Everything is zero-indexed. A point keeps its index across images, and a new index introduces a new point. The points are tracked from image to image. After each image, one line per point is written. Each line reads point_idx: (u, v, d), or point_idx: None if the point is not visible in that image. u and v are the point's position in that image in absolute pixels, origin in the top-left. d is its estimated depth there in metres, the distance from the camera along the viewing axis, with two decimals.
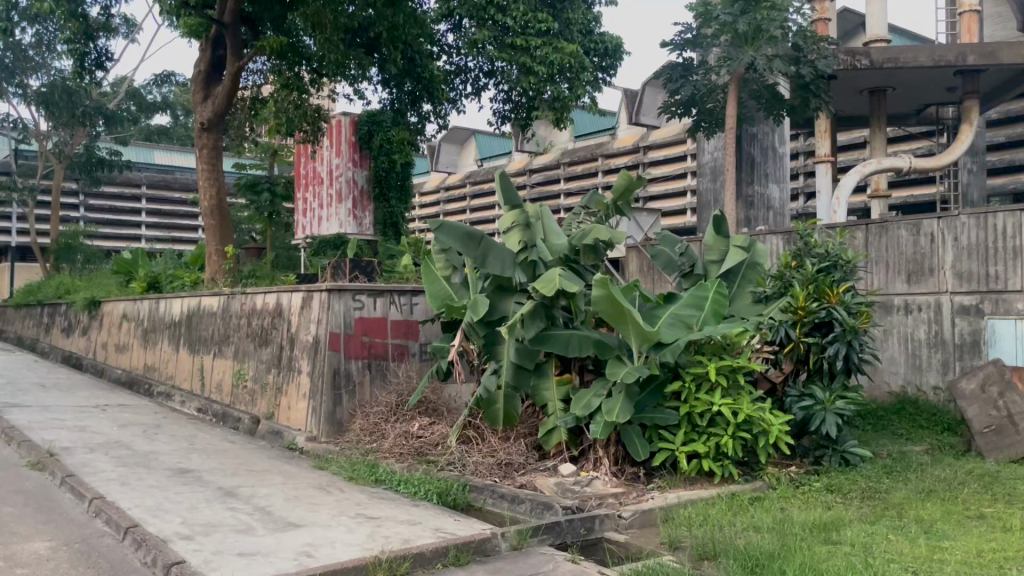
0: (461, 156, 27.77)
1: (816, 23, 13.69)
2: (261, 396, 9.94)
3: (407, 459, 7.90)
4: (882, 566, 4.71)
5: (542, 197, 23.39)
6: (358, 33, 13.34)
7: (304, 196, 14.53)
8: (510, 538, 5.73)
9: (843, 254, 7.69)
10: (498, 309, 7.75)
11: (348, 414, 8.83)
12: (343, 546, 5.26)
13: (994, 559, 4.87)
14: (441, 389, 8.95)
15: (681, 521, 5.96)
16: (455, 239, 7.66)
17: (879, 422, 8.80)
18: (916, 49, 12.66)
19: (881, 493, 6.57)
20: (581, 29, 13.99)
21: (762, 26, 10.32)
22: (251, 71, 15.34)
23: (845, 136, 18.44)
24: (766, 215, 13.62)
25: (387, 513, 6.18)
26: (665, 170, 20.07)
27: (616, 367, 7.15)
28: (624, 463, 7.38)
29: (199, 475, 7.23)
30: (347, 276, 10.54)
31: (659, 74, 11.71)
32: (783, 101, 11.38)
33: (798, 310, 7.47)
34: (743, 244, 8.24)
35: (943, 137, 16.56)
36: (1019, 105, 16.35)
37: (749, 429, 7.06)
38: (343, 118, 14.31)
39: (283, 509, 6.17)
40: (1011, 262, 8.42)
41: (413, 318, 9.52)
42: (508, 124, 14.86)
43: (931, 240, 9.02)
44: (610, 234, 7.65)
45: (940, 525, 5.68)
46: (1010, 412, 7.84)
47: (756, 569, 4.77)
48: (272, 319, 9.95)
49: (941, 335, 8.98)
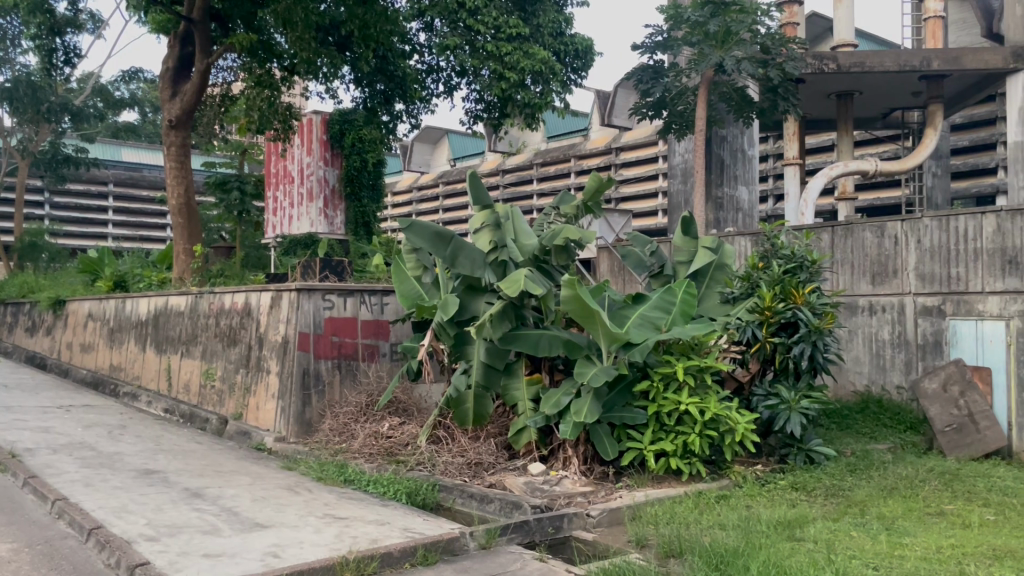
0: (434, 155, 27.74)
1: (785, 27, 13.85)
2: (229, 396, 9.86)
3: (377, 459, 7.87)
4: (845, 563, 4.78)
5: (516, 198, 23.34)
6: (329, 31, 13.30)
7: (275, 195, 14.23)
8: (479, 538, 5.75)
9: (809, 255, 7.84)
10: (469, 309, 7.76)
11: (317, 414, 8.79)
12: (310, 546, 5.24)
13: (953, 555, 4.98)
14: (412, 389, 8.94)
15: (649, 519, 6.02)
16: (424, 240, 7.63)
17: (843, 422, 8.92)
18: (882, 53, 12.88)
19: (845, 491, 6.67)
20: (552, 31, 14.02)
21: (731, 27, 10.48)
22: (222, 68, 15.26)
23: (814, 139, 18.67)
24: (736, 216, 13.76)
25: (356, 513, 6.16)
26: (637, 171, 20.17)
27: (585, 367, 7.20)
28: (594, 462, 7.43)
29: (165, 476, 7.16)
30: (316, 276, 10.33)
31: (630, 76, 11.62)
32: (752, 104, 11.46)
33: (765, 311, 7.63)
34: (711, 245, 8.33)
35: (909, 141, 16.73)
36: (983, 110, 16.64)
37: (716, 428, 7.15)
38: (314, 117, 14.17)
39: (250, 510, 6.14)
40: (972, 264, 8.58)
41: (385, 318, 9.48)
42: (480, 124, 14.86)
43: (895, 243, 9.17)
44: (580, 234, 7.64)
45: (902, 522, 5.79)
46: (971, 412, 8.21)
47: (721, 565, 4.82)
48: (240, 319, 9.87)
49: (905, 336, 9.13)
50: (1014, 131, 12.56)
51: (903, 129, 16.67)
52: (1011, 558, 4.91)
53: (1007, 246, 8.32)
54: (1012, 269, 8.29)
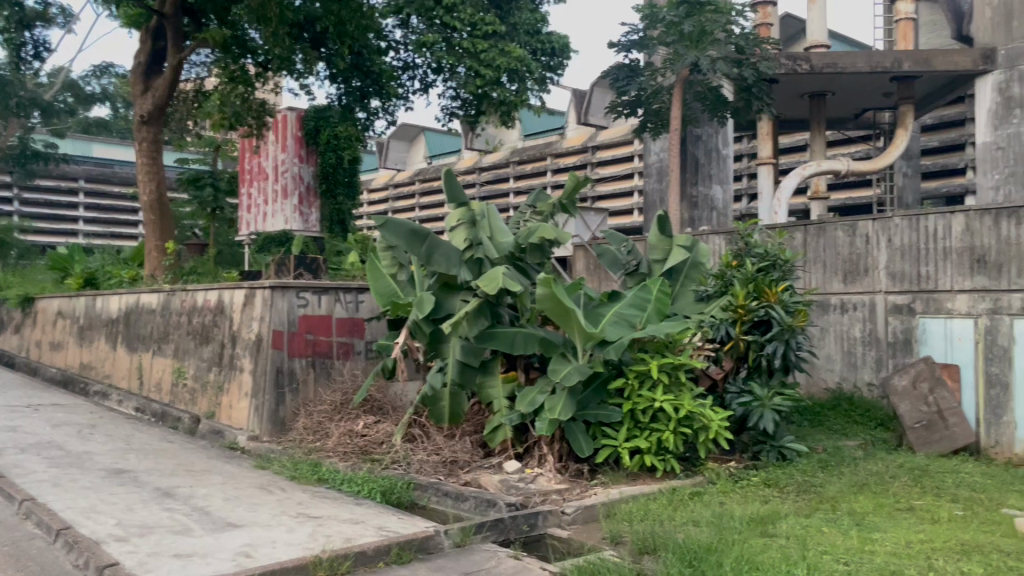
0: (410, 153, 27.61)
1: (759, 27, 13.95)
2: (202, 395, 9.77)
3: (351, 458, 7.82)
4: (817, 558, 4.83)
5: (492, 196, 23.33)
6: (305, 27, 13.19)
7: (248, 191, 13.75)
8: (453, 536, 5.74)
9: (782, 254, 7.91)
10: (444, 307, 7.75)
11: (291, 413, 8.74)
12: (283, 546, 5.20)
13: (922, 550, 5.04)
14: (387, 387, 8.89)
15: (623, 516, 6.04)
16: (400, 237, 7.67)
17: (815, 418, 9.01)
18: (854, 54, 13.03)
19: (817, 487, 6.75)
20: (529, 29, 13.99)
21: (706, 27, 10.53)
22: (194, 63, 15.10)
23: (788, 139, 18.83)
24: (710, 215, 13.88)
25: (330, 512, 6.12)
26: (613, 170, 20.24)
27: (561, 365, 7.21)
28: (569, 459, 7.45)
29: (136, 475, 7.07)
30: (290, 274, 10.28)
31: (606, 74, 11.67)
32: (727, 104, 11.54)
33: (739, 309, 7.72)
34: (685, 243, 8.38)
35: (880, 141, 16.89)
36: (952, 111, 16.86)
37: (690, 425, 7.21)
38: (289, 114, 13.87)
39: (222, 509, 6.08)
40: (941, 263, 8.70)
41: (359, 316, 9.44)
42: (455, 121, 14.83)
43: (866, 241, 9.28)
44: (556, 234, 7.62)
45: (872, 518, 5.86)
46: (940, 408, 8.34)
47: (695, 561, 4.84)
48: (213, 316, 9.78)
49: (875, 334, 9.24)
50: (984, 131, 12.72)
51: (875, 129, 16.81)
52: (978, 553, 4.99)
53: (975, 246, 8.44)
54: (980, 268, 8.42)
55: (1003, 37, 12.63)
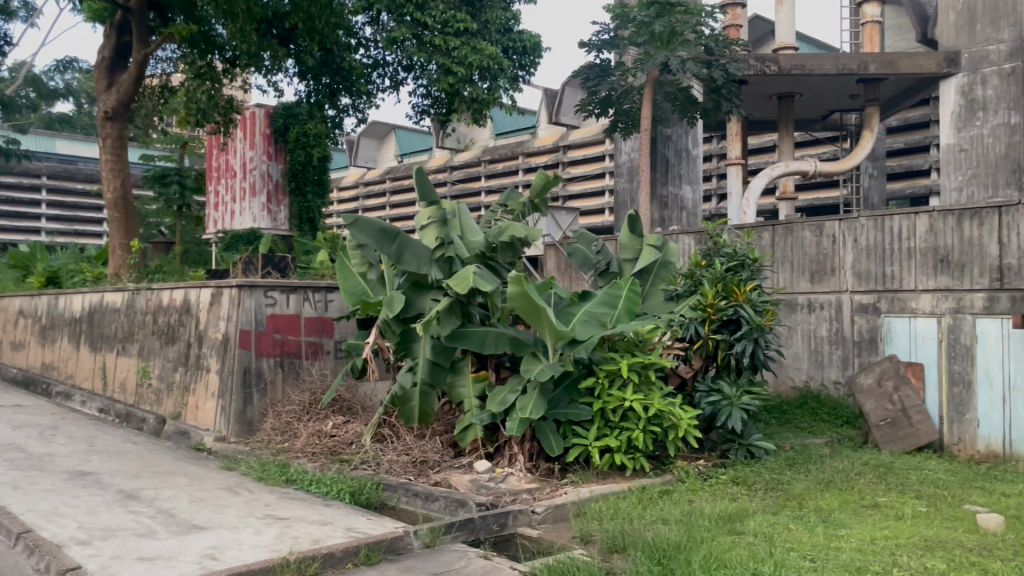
0: (381, 151, 27.46)
1: (728, 29, 14.05)
2: (167, 396, 9.63)
3: (320, 459, 7.73)
4: (783, 555, 4.87)
5: (464, 194, 23.31)
6: (272, 23, 13.05)
7: (217, 188, 13.72)
8: (423, 536, 5.70)
9: (750, 254, 7.98)
10: (415, 306, 7.71)
11: (259, 413, 8.64)
12: (250, 548, 5.13)
13: (887, 545, 5.11)
14: (356, 387, 8.83)
15: (593, 515, 6.06)
16: (370, 236, 7.56)
17: (782, 416, 9.12)
18: (821, 57, 13.17)
19: (784, 485, 6.81)
20: (500, 28, 13.95)
21: (676, 28, 10.59)
22: (161, 59, 14.86)
23: (756, 140, 19.00)
24: (680, 215, 13.96)
25: (299, 514, 6.06)
26: (584, 170, 20.28)
27: (532, 364, 7.20)
28: (539, 458, 7.45)
29: (99, 477, 6.95)
30: (258, 272, 10.03)
31: (577, 74, 11.67)
32: (696, 104, 11.61)
33: (708, 307, 7.73)
34: (656, 243, 8.37)
35: (847, 142, 17.11)
36: (917, 114, 17.12)
37: (660, 423, 7.24)
38: (257, 110, 13.77)
39: (187, 512, 5.99)
40: (905, 263, 8.83)
41: (328, 315, 9.37)
42: (427, 119, 14.75)
43: (833, 241, 9.40)
44: (526, 232, 7.64)
45: (838, 514, 5.92)
46: (904, 406, 8.48)
47: (663, 559, 4.86)
48: (179, 316, 9.65)
49: (842, 333, 9.36)
50: (947, 133, 12.97)
51: (842, 131, 17.04)
52: (942, 549, 5.06)
53: (939, 246, 8.58)
54: (944, 268, 8.55)
55: (966, 41, 12.82)
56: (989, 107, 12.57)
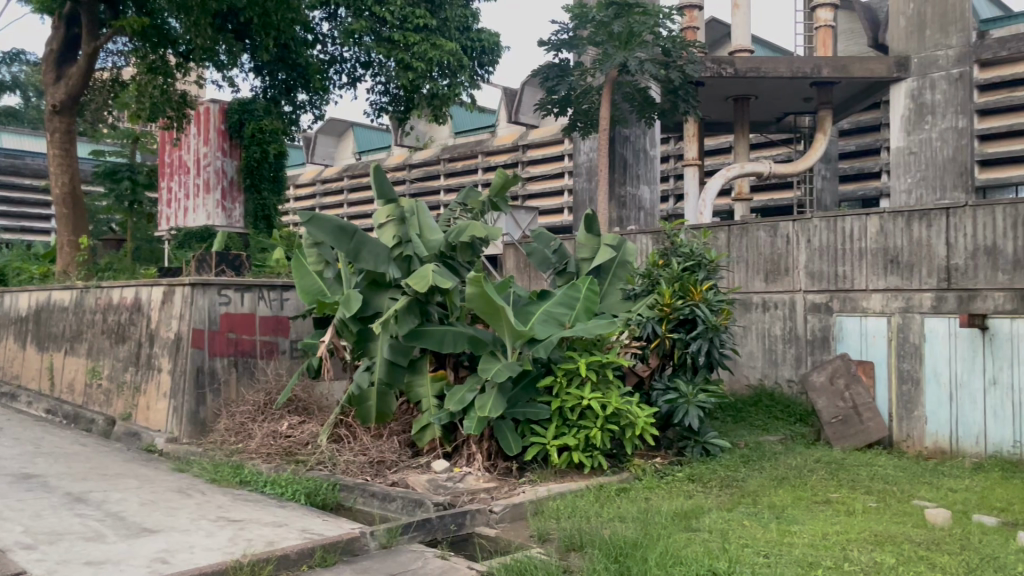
0: (338, 148, 27.21)
1: (686, 31, 14.21)
2: (117, 396, 9.42)
3: (275, 459, 7.61)
4: (738, 551, 4.93)
5: (422, 192, 23.23)
6: (227, 18, 12.80)
7: (168, 184, 12.82)
8: (380, 537, 5.66)
9: (707, 254, 8.11)
10: (372, 305, 7.63)
11: (212, 414, 8.49)
12: (202, 551, 5.03)
13: (838, 541, 5.20)
14: (313, 387, 8.73)
15: (550, 513, 6.08)
16: (326, 233, 7.46)
17: (738, 414, 9.26)
18: (775, 60, 13.35)
19: (738, 482, 6.89)
20: (459, 26, 13.87)
21: (634, 29, 10.64)
22: (111, 52, 14.53)
23: (712, 141, 19.22)
24: (638, 215, 14.06)
25: (252, 515, 5.97)
26: (543, 169, 20.31)
27: (490, 362, 7.18)
28: (498, 458, 7.43)
29: (46, 480, 6.76)
30: (212, 271, 9.79)
31: (536, 73, 11.66)
32: (654, 105, 11.70)
33: (665, 307, 7.84)
34: (613, 242, 8.33)
35: (801, 144, 17.39)
36: (868, 117, 17.46)
37: (617, 422, 7.29)
38: (212, 105, 13.27)
39: (138, 514, 5.86)
40: (857, 263, 9.01)
41: (284, 314, 9.26)
42: (384, 116, 14.64)
43: (786, 241, 9.56)
44: (486, 231, 7.64)
45: (791, 511, 6.02)
46: (856, 404, 8.66)
47: (620, 556, 4.88)
48: (129, 314, 9.45)
49: (795, 331, 9.52)
50: (898, 136, 13.25)
51: (796, 133, 17.32)
52: (891, 544, 5.17)
53: (889, 247, 8.76)
54: (893, 268, 8.74)
55: (916, 46, 13.11)
56: (937, 111, 12.87)
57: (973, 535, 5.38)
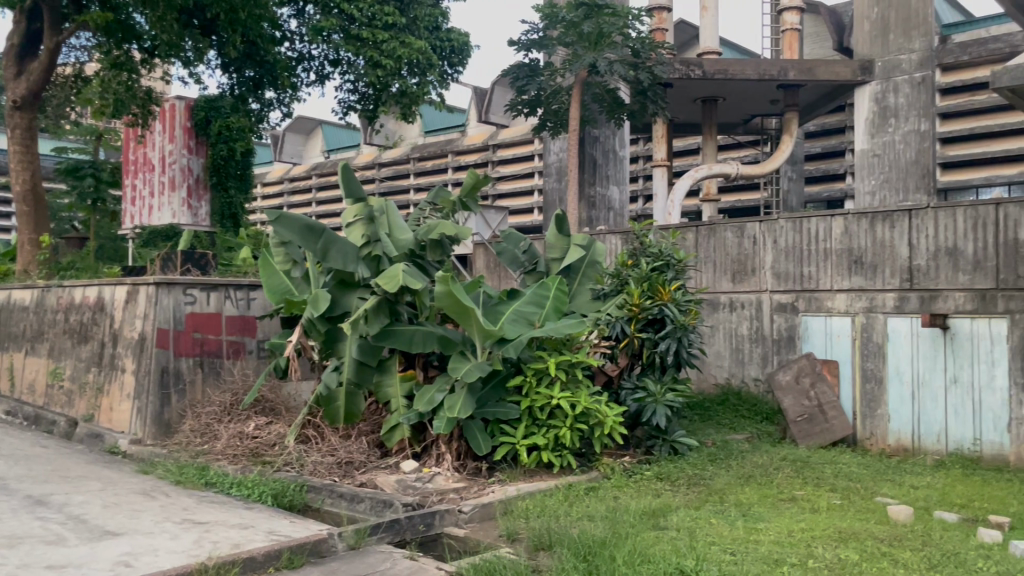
0: (307, 147, 26.99)
1: (655, 32, 14.32)
2: (79, 397, 9.25)
3: (241, 460, 7.53)
4: (705, 549, 4.97)
5: (392, 191, 23.12)
6: (194, 13, 12.58)
7: (134, 182, 13.18)
8: (348, 538, 5.62)
9: (675, 254, 8.18)
10: (341, 304, 7.57)
11: (177, 415, 8.38)
12: (166, 554, 4.96)
13: (804, 537, 5.28)
14: (280, 387, 8.65)
15: (520, 512, 6.09)
16: (295, 232, 7.40)
17: (705, 413, 9.33)
18: (743, 62, 13.48)
19: (706, 480, 6.96)
20: (428, 25, 13.81)
21: (604, 30, 10.68)
22: (74, 47, 14.31)
23: (681, 142, 19.36)
24: (607, 215, 14.13)
25: (218, 518, 5.89)
26: (513, 169, 20.30)
27: (460, 362, 7.17)
28: (467, 458, 7.42)
29: (5, 483, 6.62)
30: (177, 270, 9.65)
31: (505, 73, 11.66)
32: (623, 106, 11.75)
33: (634, 306, 7.91)
34: (583, 242, 8.38)
35: (767, 146, 17.57)
36: (834, 119, 17.70)
37: (586, 421, 7.32)
38: (177, 102, 13.38)
39: (100, 517, 5.76)
40: (822, 264, 9.13)
41: (251, 314, 9.17)
42: (353, 115, 14.53)
43: (753, 242, 9.67)
44: (456, 231, 7.63)
45: (757, 508, 6.08)
46: (820, 402, 8.77)
47: (589, 556, 4.90)
48: (92, 314, 9.29)
49: (762, 331, 9.62)
50: (862, 139, 13.46)
51: (762, 135, 17.50)
52: (855, 540, 5.24)
53: (854, 247, 8.89)
54: (858, 268, 8.87)
55: (880, 50, 13.31)
56: (900, 115, 13.09)
57: (935, 531, 5.48)
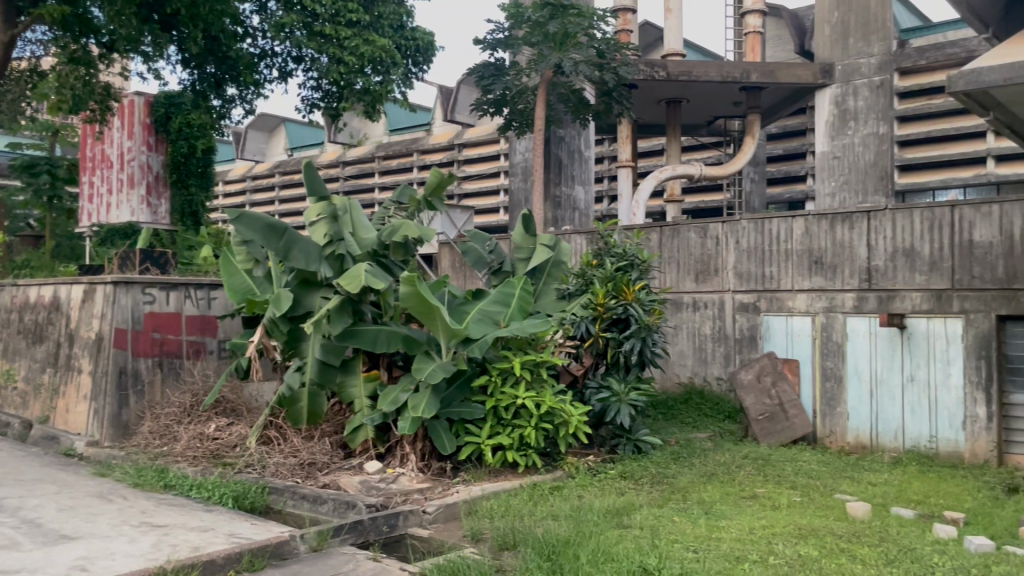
0: (270, 144, 26.72)
1: (619, 33, 14.41)
2: (34, 398, 9.05)
3: (201, 462, 7.41)
4: (667, 547, 5.00)
5: (356, 190, 22.97)
6: (154, 8, 12.16)
7: (92, 180, 13.27)
8: (310, 540, 5.57)
9: (639, 254, 8.22)
10: (303, 304, 7.50)
11: (135, 416, 8.22)
12: (123, 558, 4.87)
13: (764, 534, 5.34)
14: (241, 388, 8.54)
15: (484, 513, 6.07)
16: (256, 232, 7.28)
17: (668, 412, 9.41)
18: (706, 64, 13.59)
19: (669, 478, 7.02)
20: (393, 24, 13.71)
21: (569, 30, 10.71)
22: (30, 41, 14.00)
23: (645, 142, 19.48)
24: (573, 215, 14.17)
25: (177, 521, 5.79)
26: (478, 169, 20.27)
27: (424, 362, 7.13)
28: (431, 458, 7.40)
29: None
30: (136, 269, 9.48)
31: (471, 72, 11.65)
32: (589, 106, 11.77)
33: (598, 306, 7.93)
34: (549, 242, 8.39)
35: (730, 147, 17.76)
36: (795, 121, 17.94)
37: (551, 420, 7.32)
38: (136, 98, 13.16)
39: (55, 521, 5.63)
40: (783, 264, 9.25)
41: (211, 314, 9.03)
42: (316, 113, 14.40)
43: (716, 243, 9.76)
44: (419, 231, 7.59)
45: (719, 506, 6.15)
46: (781, 401, 8.86)
47: (553, 555, 4.90)
48: (48, 314, 9.10)
49: (724, 330, 9.72)
50: (822, 141, 13.66)
51: (725, 136, 17.68)
52: (813, 537, 5.32)
53: (814, 248, 9.02)
54: (818, 269, 9.00)
55: (840, 54, 13.53)
56: (860, 117, 13.31)
57: (891, 527, 5.58)
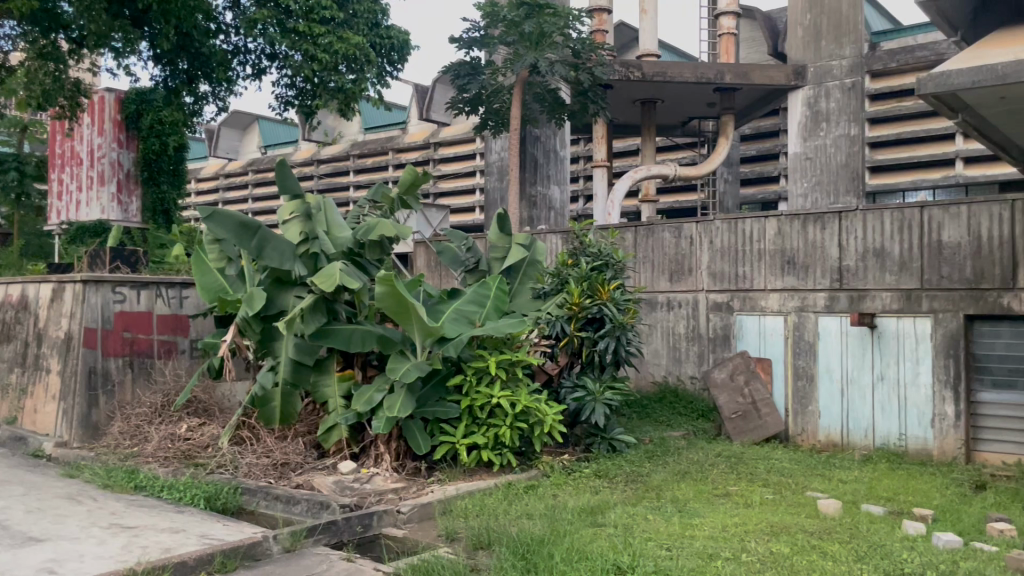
0: (243, 141, 26.48)
1: (595, 33, 14.45)
2: (2, 399, 8.91)
3: (172, 463, 7.33)
4: (641, 545, 5.02)
5: (331, 188, 22.85)
6: (125, 3, 12.10)
7: (61, 176, 13.20)
8: (283, 541, 5.53)
9: (614, 254, 8.25)
10: (276, 303, 7.42)
11: (106, 416, 8.12)
12: (92, 560, 4.80)
13: (736, 532, 5.39)
14: (213, 388, 8.48)
15: (458, 512, 6.07)
16: (229, 230, 7.10)
17: (643, 411, 9.45)
18: (681, 65, 13.65)
19: (643, 477, 7.05)
20: (368, 21, 13.64)
21: (545, 29, 10.71)
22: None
23: (621, 142, 19.55)
24: (548, 215, 14.18)
25: (147, 522, 5.73)
26: (454, 168, 20.23)
27: (399, 362, 7.11)
28: (406, 458, 7.38)
29: None
30: (106, 267, 9.35)
31: (447, 70, 11.63)
32: (565, 105, 11.78)
33: (573, 306, 7.94)
34: (524, 241, 8.39)
35: (705, 148, 17.87)
36: (769, 122, 18.08)
37: (526, 420, 7.33)
38: (107, 95, 12.96)
39: (22, 523, 5.54)
40: (756, 264, 9.33)
41: (183, 313, 8.94)
42: (291, 111, 14.29)
43: (690, 243, 9.83)
44: (395, 230, 7.62)
45: (693, 504, 6.19)
46: (755, 399, 8.95)
47: (527, 553, 4.91)
48: (16, 313, 8.98)
49: (698, 329, 9.78)
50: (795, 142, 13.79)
51: (700, 137, 17.79)
52: (785, 534, 5.37)
53: (786, 248, 9.10)
54: (790, 269, 9.09)
55: (813, 56, 13.66)
56: (832, 119, 13.46)
57: (862, 524, 5.64)
